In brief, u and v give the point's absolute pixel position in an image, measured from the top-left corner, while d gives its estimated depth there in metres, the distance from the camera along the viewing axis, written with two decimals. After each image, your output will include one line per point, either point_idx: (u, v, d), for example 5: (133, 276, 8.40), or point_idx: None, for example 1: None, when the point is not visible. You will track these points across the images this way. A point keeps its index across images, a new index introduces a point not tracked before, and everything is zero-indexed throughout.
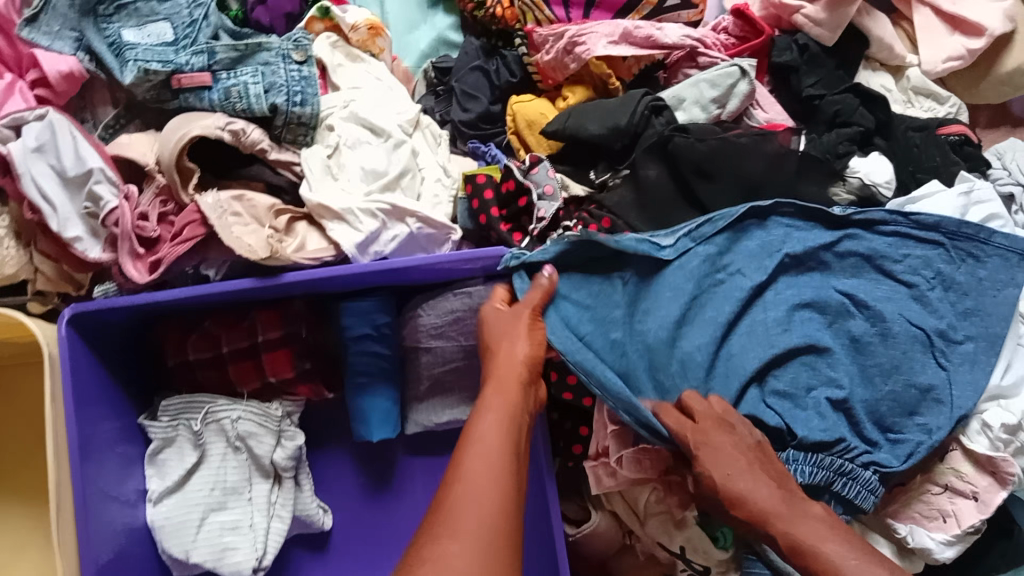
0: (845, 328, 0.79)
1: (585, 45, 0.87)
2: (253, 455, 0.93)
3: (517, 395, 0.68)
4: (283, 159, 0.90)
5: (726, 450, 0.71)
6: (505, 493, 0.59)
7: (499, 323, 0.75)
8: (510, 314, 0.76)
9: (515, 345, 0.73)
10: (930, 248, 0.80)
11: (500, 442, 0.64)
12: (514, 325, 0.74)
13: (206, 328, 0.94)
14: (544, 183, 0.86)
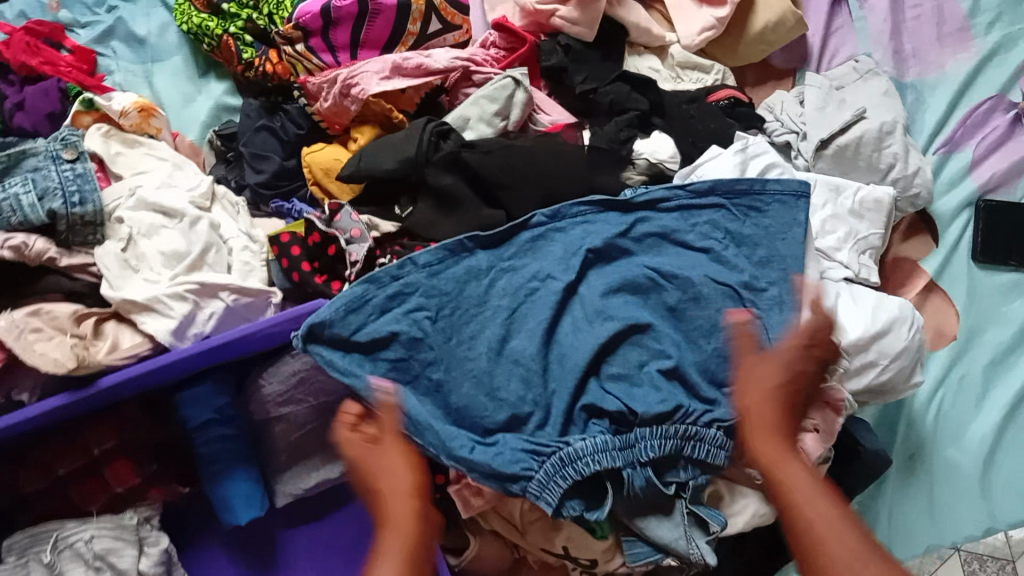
0: (660, 300, 0.82)
1: (358, 86, 0.87)
2: (116, 572, 0.87)
3: (414, 531, 0.71)
4: (76, 263, 0.86)
5: (761, 381, 0.75)
6: None
7: (370, 456, 0.75)
8: (377, 447, 0.76)
9: (399, 476, 0.74)
10: (713, 211, 0.84)
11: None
12: (383, 452, 0.75)
13: (36, 458, 0.88)
14: (350, 228, 0.87)
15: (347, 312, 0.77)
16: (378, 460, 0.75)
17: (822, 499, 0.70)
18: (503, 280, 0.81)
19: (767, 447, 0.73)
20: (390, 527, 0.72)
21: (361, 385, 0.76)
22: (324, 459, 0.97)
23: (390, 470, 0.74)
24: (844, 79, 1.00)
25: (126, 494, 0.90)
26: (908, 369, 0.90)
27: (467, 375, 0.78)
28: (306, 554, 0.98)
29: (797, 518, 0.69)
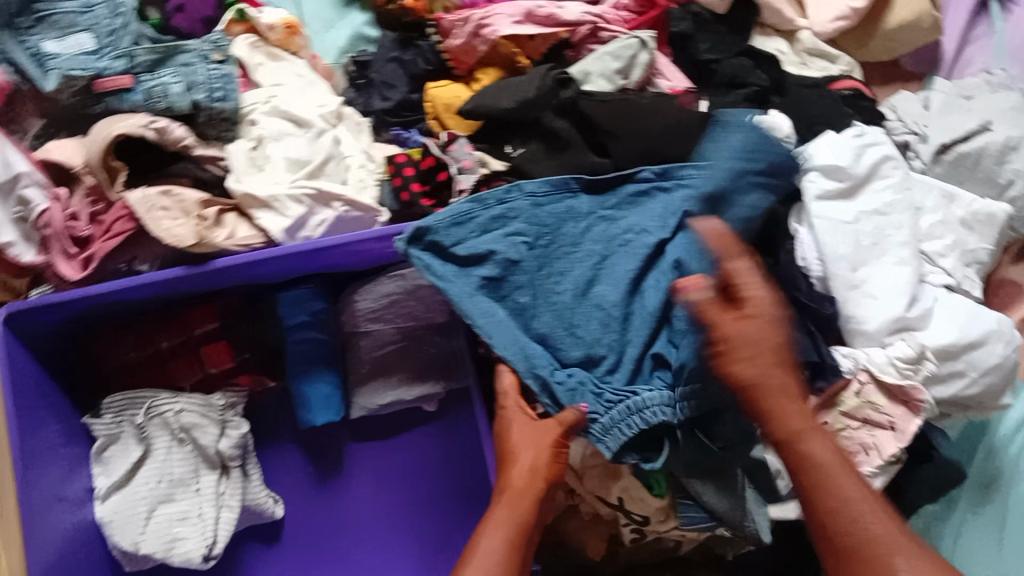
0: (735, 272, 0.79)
1: (490, 27, 0.91)
2: (198, 446, 0.94)
3: (531, 508, 0.73)
4: (208, 154, 0.92)
5: (760, 346, 0.64)
6: None
7: (525, 434, 0.78)
8: (537, 427, 0.78)
9: (535, 457, 0.76)
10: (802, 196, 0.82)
11: (505, 550, 0.69)
12: (530, 430, 0.78)
13: (142, 329, 0.95)
14: (463, 158, 0.91)
15: (451, 225, 0.80)
16: (525, 438, 0.78)
17: (848, 474, 0.64)
18: (599, 228, 0.83)
19: (772, 399, 0.65)
20: (510, 492, 0.74)
21: (452, 292, 0.79)
22: (403, 379, 1.01)
23: (534, 451, 0.77)
24: (975, 90, 0.97)
25: (216, 377, 0.97)
26: (997, 389, 0.88)
27: (549, 309, 0.81)
28: (372, 469, 1.04)
29: (816, 480, 0.64)
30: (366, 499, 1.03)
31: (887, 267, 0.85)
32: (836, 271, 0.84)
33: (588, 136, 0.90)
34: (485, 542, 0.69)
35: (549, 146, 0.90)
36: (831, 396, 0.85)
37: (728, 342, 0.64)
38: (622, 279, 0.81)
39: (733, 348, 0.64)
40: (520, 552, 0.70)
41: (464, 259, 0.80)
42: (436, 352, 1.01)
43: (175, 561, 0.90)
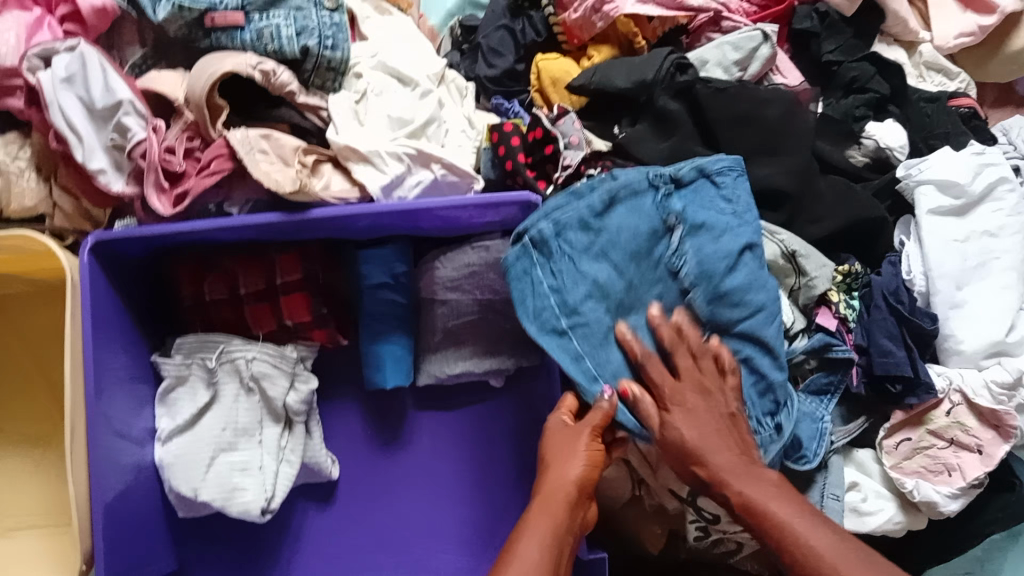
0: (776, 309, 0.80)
1: (612, 4, 0.90)
2: (266, 397, 0.92)
3: (564, 513, 0.72)
4: (310, 103, 0.91)
5: (699, 413, 0.74)
6: None
7: (557, 440, 0.77)
8: (569, 432, 0.77)
9: (567, 464, 0.75)
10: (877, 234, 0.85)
11: (543, 559, 0.68)
12: (558, 438, 0.77)
13: (223, 269, 0.94)
14: (570, 133, 0.88)
15: (546, 223, 0.77)
16: (561, 443, 0.77)
17: (825, 531, 0.66)
18: (675, 229, 0.80)
19: (713, 459, 0.72)
20: (542, 498, 0.73)
21: (521, 293, 0.77)
22: (473, 351, 0.98)
23: (569, 453, 0.75)
24: None
25: (289, 330, 0.94)
26: None
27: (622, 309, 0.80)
28: (432, 436, 1.02)
29: (788, 542, 0.67)
30: (424, 467, 1.02)
31: (992, 290, 0.84)
32: (939, 287, 0.83)
33: (700, 124, 0.88)
34: (523, 540, 0.68)
35: (657, 130, 0.88)
36: (919, 413, 0.83)
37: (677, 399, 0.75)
38: (691, 284, 0.79)
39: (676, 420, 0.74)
40: (558, 555, 0.69)
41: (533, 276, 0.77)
42: (513, 329, 0.98)
43: (233, 510, 0.89)
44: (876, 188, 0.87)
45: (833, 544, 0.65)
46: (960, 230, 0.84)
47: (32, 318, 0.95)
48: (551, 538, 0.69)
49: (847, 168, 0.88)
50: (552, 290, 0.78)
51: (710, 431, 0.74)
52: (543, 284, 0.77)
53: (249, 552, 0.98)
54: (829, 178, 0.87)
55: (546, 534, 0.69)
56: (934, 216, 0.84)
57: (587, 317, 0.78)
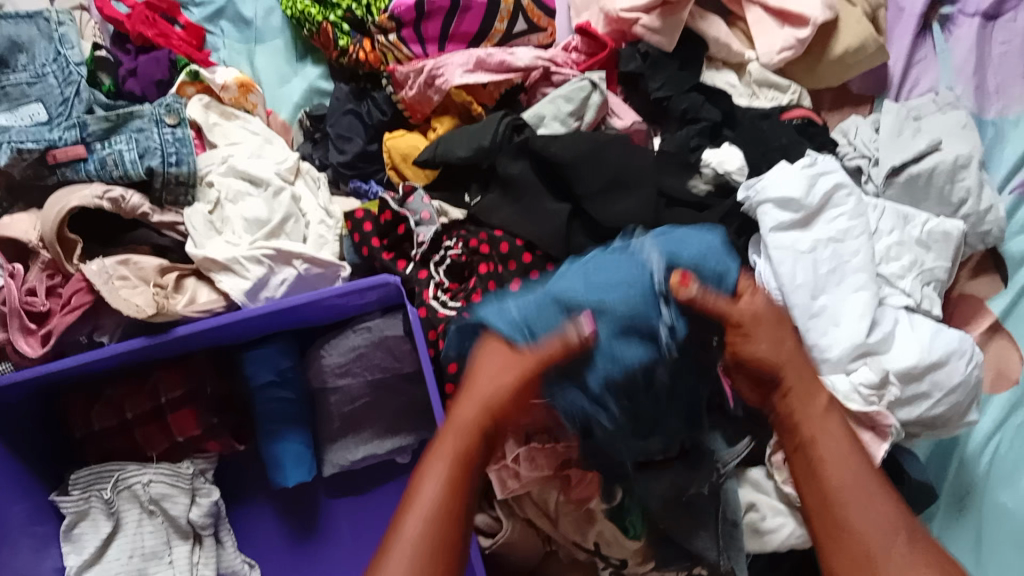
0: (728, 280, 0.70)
1: (443, 77, 0.92)
2: (169, 517, 0.92)
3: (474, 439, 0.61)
4: (166, 220, 0.91)
5: (774, 331, 0.64)
6: (439, 525, 0.58)
7: (493, 361, 0.64)
8: (510, 360, 0.64)
9: (491, 364, 0.64)
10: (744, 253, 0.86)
11: (439, 521, 0.58)
12: (497, 358, 0.65)
13: (109, 397, 0.94)
14: (420, 210, 0.91)
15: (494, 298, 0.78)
16: (488, 363, 0.64)
17: (875, 501, 0.60)
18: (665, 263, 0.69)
19: (795, 386, 0.64)
20: (451, 428, 0.62)
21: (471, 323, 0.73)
22: (374, 434, 0.99)
23: (494, 365, 0.64)
24: (923, 110, 0.98)
25: (186, 444, 0.94)
26: (964, 405, 0.86)
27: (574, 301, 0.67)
28: (348, 525, 1.02)
29: (831, 488, 0.60)
30: (345, 553, 1.02)
31: (845, 295, 0.85)
32: (796, 301, 0.84)
33: (551, 175, 0.89)
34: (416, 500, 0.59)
35: (508, 193, 0.90)
36: None
37: (756, 321, 0.64)
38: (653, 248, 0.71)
39: (756, 338, 0.64)
40: (459, 506, 0.59)
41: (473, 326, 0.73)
42: (409, 403, 0.99)
43: None
44: (724, 212, 0.90)
45: (878, 503, 0.60)
46: (804, 241, 0.86)
47: None
48: (451, 503, 0.59)
49: (693, 199, 0.90)
50: (521, 303, 0.68)
51: (785, 353, 0.64)
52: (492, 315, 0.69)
53: None
54: (676, 211, 0.88)
55: (442, 483, 0.59)
56: (778, 233, 0.86)
57: (536, 304, 0.68)
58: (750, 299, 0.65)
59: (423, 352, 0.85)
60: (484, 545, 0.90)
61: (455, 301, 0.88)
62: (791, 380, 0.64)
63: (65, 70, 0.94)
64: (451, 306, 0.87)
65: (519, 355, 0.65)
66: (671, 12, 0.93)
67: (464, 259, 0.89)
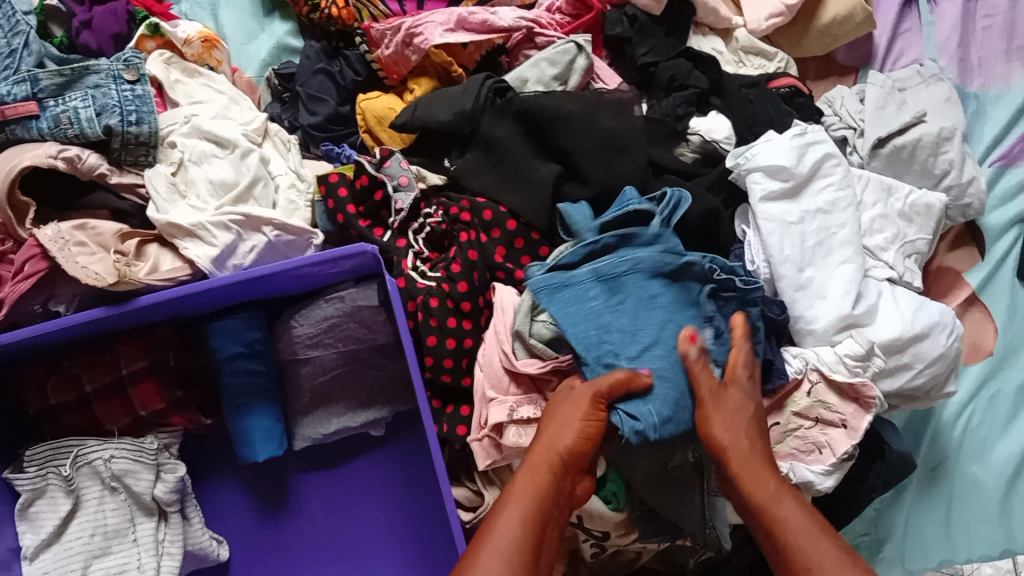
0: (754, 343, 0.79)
1: (422, 36, 0.87)
2: (132, 493, 0.88)
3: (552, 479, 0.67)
4: (126, 182, 0.87)
5: (736, 415, 0.72)
6: (528, 514, 0.63)
7: (557, 406, 0.71)
8: (570, 396, 0.71)
9: (558, 427, 0.69)
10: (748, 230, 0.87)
11: (520, 528, 0.62)
12: (565, 409, 0.70)
13: (66, 370, 0.89)
14: (398, 175, 0.86)
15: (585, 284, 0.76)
16: (556, 416, 0.70)
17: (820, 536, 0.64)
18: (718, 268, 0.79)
19: (747, 483, 0.69)
20: (530, 467, 0.67)
21: (552, 282, 0.76)
22: (347, 407, 0.96)
23: (561, 420, 0.70)
24: (907, 81, 0.97)
25: (150, 416, 0.90)
26: (944, 377, 0.86)
27: (642, 294, 0.76)
28: (320, 500, 0.99)
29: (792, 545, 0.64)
30: (317, 526, 0.99)
31: (833, 268, 0.84)
32: (784, 272, 0.83)
33: (538, 135, 0.86)
34: (499, 515, 0.63)
35: (488, 156, 0.86)
36: (782, 396, 0.83)
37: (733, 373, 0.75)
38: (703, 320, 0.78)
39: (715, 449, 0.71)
40: (541, 525, 0.64)
41: (567, 263, 0.78)
42: (381, 376, 0.96)
43: None
44: (710, 180, 0.88)
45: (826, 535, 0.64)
46: (793, 213, 0.84)
47: None
48: (526, 518, 0.63)
49: (680, 167, 0.88)
50: (594, 297, 0.76)
51: (745, 439, 0.71)
52: (581, 295, 0.76)
53: None
54: (666, 178, 0.86)
55: (522, 512, 0.63)
56: (767, 203, 0.84)
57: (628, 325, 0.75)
58: (716, 427, 0.71)
59: (404, 323, 0.80)
60: (464, 520, 0.85)
61: (435, 271, 0.85)
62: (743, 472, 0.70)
63: (12, 19, 0.88)
64: (430, 276, 0.84)
65: (572, 400, 0.71)
66: None
67: (444, 227, 0.85)
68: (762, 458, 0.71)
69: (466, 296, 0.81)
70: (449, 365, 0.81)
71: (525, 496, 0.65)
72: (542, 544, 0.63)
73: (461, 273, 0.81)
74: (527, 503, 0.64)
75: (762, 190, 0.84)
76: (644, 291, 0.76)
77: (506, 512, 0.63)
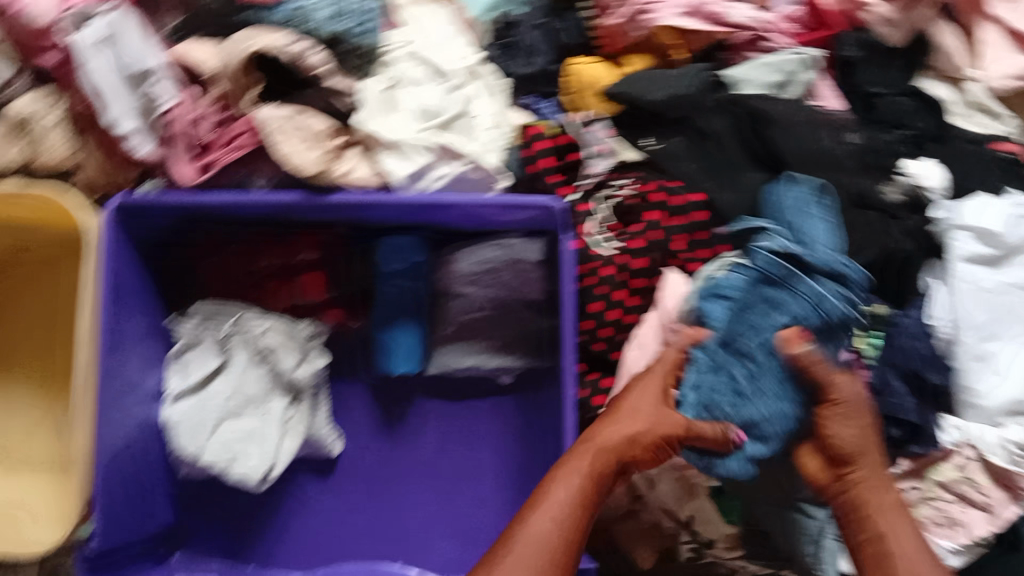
0: (924, 382, 0.81)
1: (652, 14, 0.87)
2: (276, 369, 0.94)
3: (609, 467, 0.70)
4: (339, 86, 0.90)
5: (865, 426, 0.72)
6: (580, 503, 0.67)
7: (642, 395, 0.74)
8: (653, 396, 0.74)
9: (636, 420, 0.72)
10: (934, 286, 0.84)
11: (573, 506, 0.66)
12: (649, 400, 0.73)
13: (243, 241, 0.95)
14: (596, 142, 0.87)
15: (773, 290, 0.75)
16: (637, 403, 0.73)
17: (926, 564, 0.66)
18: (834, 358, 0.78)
19: (863, 477, 0.71)
20: (595, 444, 0.71)
21: (761, 267, 0.75)
22: (487, 346, 0.99)
23: (642, 414, 0.72)
24: None
25: (305, 306, 0.97)
26: None
27: (820, 349, 0.74)
28: (435, 429, 1.02)
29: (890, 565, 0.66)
30: (422, 454, 1.02)
31: (1016, 346, 0.81)
32: (963, 337, 0.81)
33: (750, 137, 0.85)
34: (553, 492, 0.67)
35: (696, 146, 0.86)
36: (927, 463, 0.82)
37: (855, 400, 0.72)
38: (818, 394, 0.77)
39: (835, 422, 0.72)
40: (588, 509, 0.68)
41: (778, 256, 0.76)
42: (525, 329, 0.98)
43: (232, 478, 0.90)
44: (907, 227, 0.83)
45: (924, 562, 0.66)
46: (991, 281, 0.82)
47: (24, 276, 0.93)
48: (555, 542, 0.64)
49: (881, 205, 0.84)
50: (779, 316, 0.74)
51: (865, 444, 0.72)
52: (770, 302, 0.75)
53: (244, 517, 1.01)
54: (862, 214, 0.83)
55: (573, 493, 0.67)
56: (968, 265, 0.82)
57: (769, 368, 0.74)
58: (839, 427, 0.72)
59: (574, 288, 0.81)
60: None
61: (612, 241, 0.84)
62: (857, 468, 0.71)
63: None
64: (607, 244, 0.84)
65: (655, 397, 0.74)
66: (913, 7, 0.88)
67: (631, 203, 0.85)
68: (881, 462, 0.72)
69: (640, 273, 0.83)
70: (604, 334, 0.82)
71: (583, 472, 0.69)
72: (584, 536, 0.67)
73: (642, 249, 0.82)
74: (562, 519, 0.66)
75: (965, 253, 0.82)
76: (819, 352, 0.74)
77: (558, 491, 0.67)
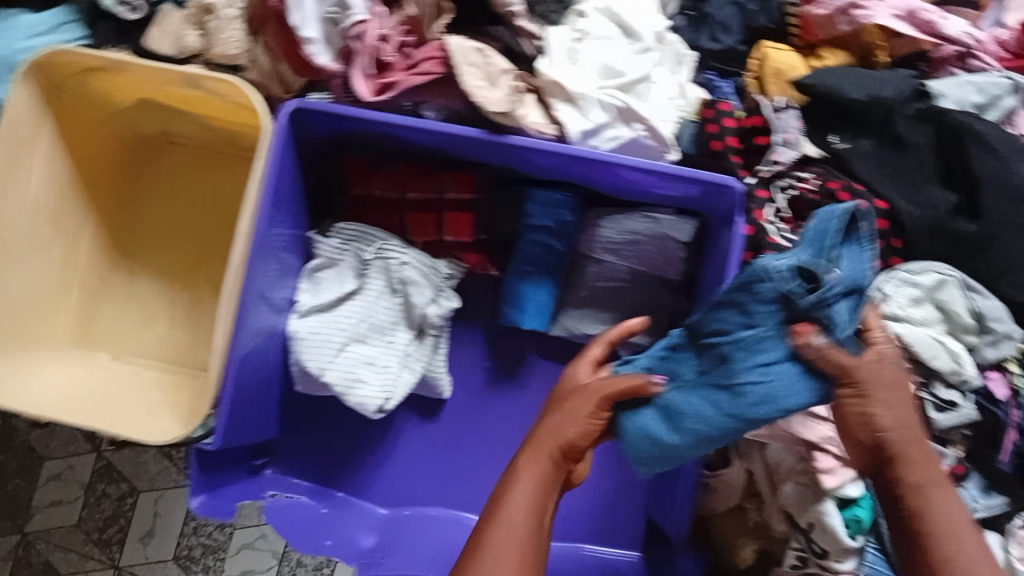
0: None
1: (867, 11, 0.85)
2: (407, 301, 0.93)
3: (551, 471, 0.70)
4: (529, 29, 0.88)
5: None
6: (535, 510, 0.66)
7: (575, 393, 0.74)
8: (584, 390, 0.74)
9: (574, 420, 0.72)
10: None
11: (529, 517, 0.66)
12: (583, 397, 0.73)
13: (396, 169, 0.94)
14: (784, 130, 0.85)
15: (761, 303, 0.65)
16: (579, 402, 0.73)
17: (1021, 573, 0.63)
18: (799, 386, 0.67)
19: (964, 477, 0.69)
20: (531, 447, 0.71)
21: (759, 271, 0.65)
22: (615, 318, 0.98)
23: (574, 414, 0.73)
24: None
25: (444, 245, 0.95)
26: None
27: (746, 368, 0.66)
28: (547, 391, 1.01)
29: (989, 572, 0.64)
30: (527, 414, 1.00)
31: None
32: None
33: (942, 151, 0.83)
34: (510, 500, 0.67)
35: (883, 151, 0.84)
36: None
37: None
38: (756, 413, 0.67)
39: None
40: (542, 517, 0.67)
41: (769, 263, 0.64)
42: (660, 307, 0.97)
43: (350, 401, 0.90)
44: None
45: None
46: None
47: (191, 171, 1.00)
48: (523, 527, 0.65)
49: None
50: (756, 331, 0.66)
51: None
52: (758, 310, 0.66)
53: (337, 445, 0.99)
54: None
55: (530, 502, 0.67)
56: None
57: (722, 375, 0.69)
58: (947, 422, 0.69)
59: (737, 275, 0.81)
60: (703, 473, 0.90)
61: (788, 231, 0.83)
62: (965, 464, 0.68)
63: None
64: (784, 235, 0.82)
65: (582, 392, 0.74)
66: None
67: (815, 198, 0.82)
68: None
69: None
70: None
71: (535, 481, 0.69)
72: (546, 550, 0.66)
73: None
74: (524, 533, 0.64)
75: None
76: (772, 388, 0.66)
77: (516, 501, 0.67)
